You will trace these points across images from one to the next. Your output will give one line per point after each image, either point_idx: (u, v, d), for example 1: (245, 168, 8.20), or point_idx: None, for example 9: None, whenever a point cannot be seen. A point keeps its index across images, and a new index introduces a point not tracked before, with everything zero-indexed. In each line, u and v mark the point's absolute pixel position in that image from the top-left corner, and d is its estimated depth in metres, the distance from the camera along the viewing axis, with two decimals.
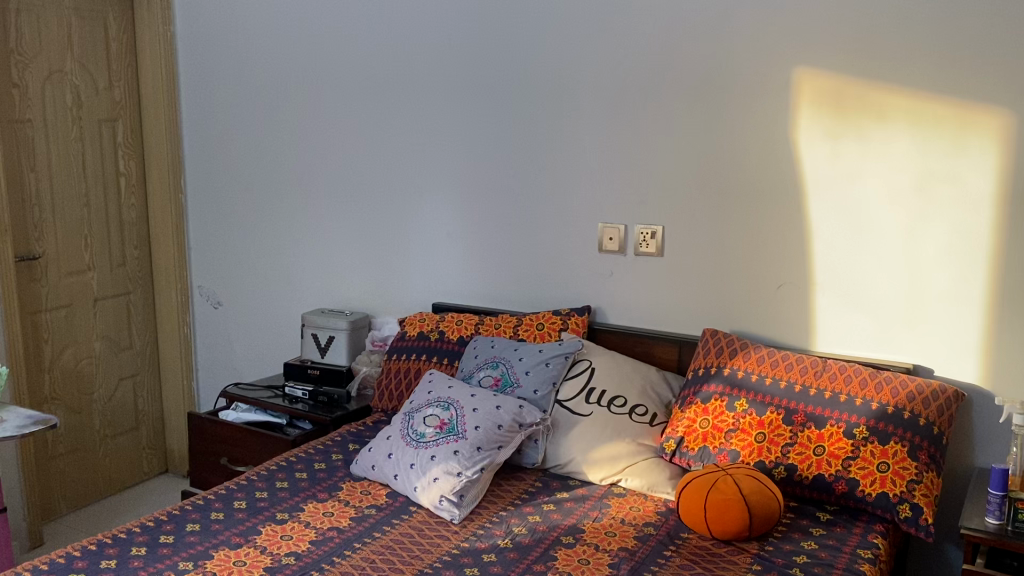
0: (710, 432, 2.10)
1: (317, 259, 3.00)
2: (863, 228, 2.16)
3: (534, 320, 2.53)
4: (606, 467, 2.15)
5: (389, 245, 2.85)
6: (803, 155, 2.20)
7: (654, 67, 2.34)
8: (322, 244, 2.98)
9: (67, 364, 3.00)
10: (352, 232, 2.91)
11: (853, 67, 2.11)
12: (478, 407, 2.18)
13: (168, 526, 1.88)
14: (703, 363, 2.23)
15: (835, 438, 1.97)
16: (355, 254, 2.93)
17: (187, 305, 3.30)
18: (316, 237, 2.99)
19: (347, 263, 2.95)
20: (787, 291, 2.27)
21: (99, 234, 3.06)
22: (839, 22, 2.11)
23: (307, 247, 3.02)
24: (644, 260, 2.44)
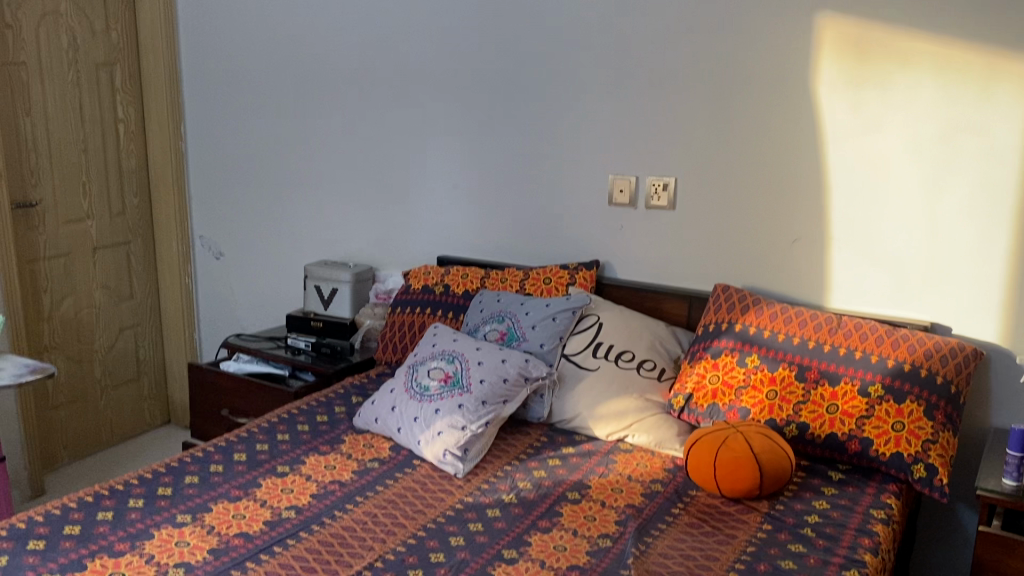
0: (720, 388, 2.05)
1: (320, 209, 2.94)
2: (884, 181, 2.09)
3: (541, 274, 2.47)
4: (613, 422, 2.10)
5: (394, 196, 2.79)
6: (823, 103, 2.12)
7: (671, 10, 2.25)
8: (324, 194, 2.92)
9: (66, 313, 2.96)
10: (356, 181, 2.84)
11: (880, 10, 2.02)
12: (483, 361, 2.13)
13: (167, 477, 1.85)
14: (714, 318, 2.18)
15: (849, 396, 1.92)
16: (358, 205, 2.86)
17: (188, 255, 3.25)
18: (319, 187, 2.92)
19: (350, 213, 2.89)
20: (802, 246, 2.21)
21: (98, 182, 3.00)
22: None
23: (309, 197, 2.95)
24: (655, 214, 2.38)
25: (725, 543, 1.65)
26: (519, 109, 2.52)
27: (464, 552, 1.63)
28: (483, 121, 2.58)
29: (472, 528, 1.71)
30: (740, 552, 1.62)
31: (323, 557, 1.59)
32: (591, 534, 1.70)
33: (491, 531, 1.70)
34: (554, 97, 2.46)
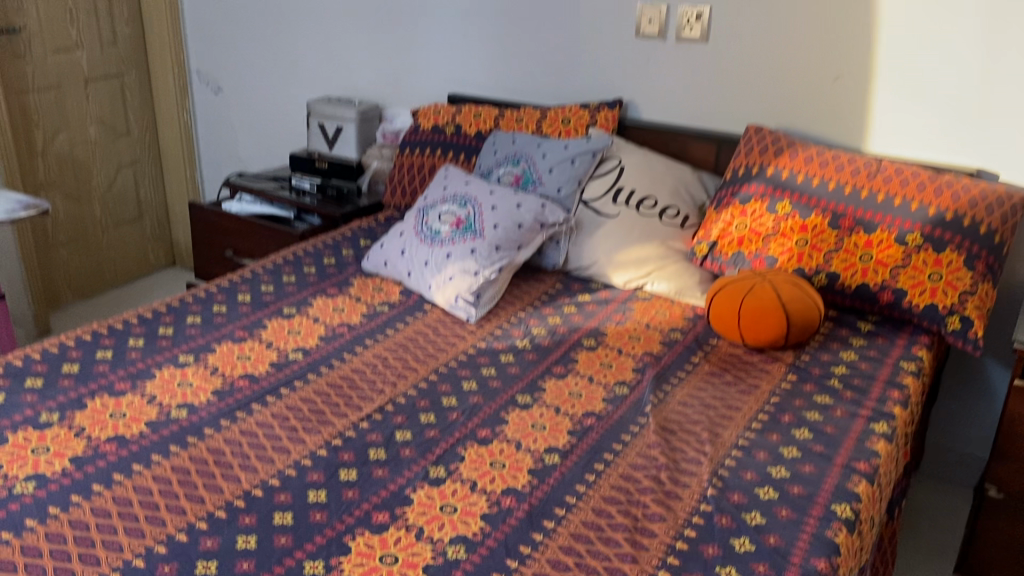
0: (747, 236, 1.95)
1: (323, 41, 2.75)
2: (940, 11, 1.90)
3: (560, 114, 2.32)
4: (633, 269, 2.01)
5: (402, 27, 2.60)
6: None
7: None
8: (328, 25, 2.73)
9: (61, 150, 2.84)
10: (362, 10, 2.64)
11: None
12: (497, 204, 2.02)
13: (168, 318, 1.78)
14: (744, 162, 2.05)
15: (884, 245, 1.82)
16: (364, 36, 2.68)
17: (186, 90, 3.08)
18: (322, 17, 2.72)
19: (355, 45, 2.70)
20: (844, 84, 2.05)
21: (86, 7, 2.81)
22: None
23: (311, 27, 2.76)
24: (686, 48, 2.20)
25: (748, 393, 1.59)
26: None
27: (477, 397, 1.57)
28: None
29: (485, 374, 1.65)
30: (763, 402, 1.55)
31: (331, 400, 1.54)
32: (608, 382, 1.63)
33: (504, 377, 1.64)
34: None
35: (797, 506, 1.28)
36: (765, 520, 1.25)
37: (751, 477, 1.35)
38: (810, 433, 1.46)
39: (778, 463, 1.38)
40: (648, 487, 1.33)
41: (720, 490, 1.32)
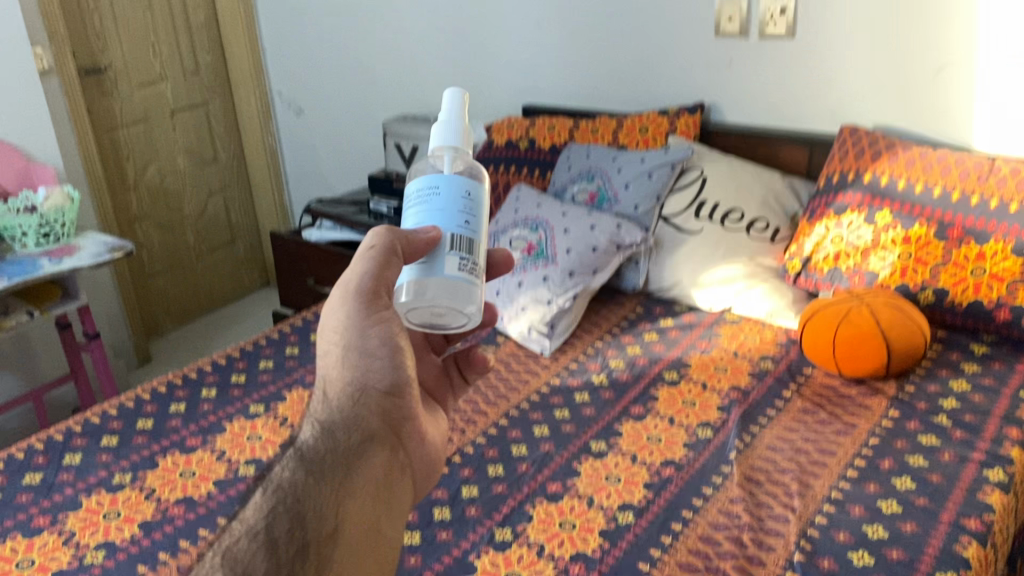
0: (845, 250, 1.75)
1: (389, 45, 2.65)
2: None
3: (636, 122, 2.15)
4: (718, 291, 1.83)
5: (473, 22, 2.45)
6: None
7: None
8: (392, 27, 2.62)
9: (183, 169, 2.93)
10: (428, 8, 2.52)
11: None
12: (570, 228, 1.85)
13: (241, 364, 1.76)
14: (838, 169, 1.83)
15: (999, 257, 1.60)
16: (434, 35, 2.54)
17: (269, 111, 3.02)
18: (387, 16, 2.61)
19: (425, 45, 2.57)
20: (948, 76, 1.78)
21: (166, 39, 2.78)
22: None
23: (378, 26, 2.64)
24: (771, 45, 1.98)
25: (845, 434, 1.44)
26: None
27: (548, 445, 1.47)
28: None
29: (558, 416, 1.55)
30: (861, 445, 1.41)
31: None
32: (691, 424, 1.51)
33: (578, 420, 1.53)
34: None
35: (908, 547, 1.19)
36: (887, 533, 1.22)
37: (844, 540, 1.22)
38: (913, 484, 1.31)
39: (876, 522, 1.24)
40: (730, 552, 1.22)
41: (809, 556, 1.19)
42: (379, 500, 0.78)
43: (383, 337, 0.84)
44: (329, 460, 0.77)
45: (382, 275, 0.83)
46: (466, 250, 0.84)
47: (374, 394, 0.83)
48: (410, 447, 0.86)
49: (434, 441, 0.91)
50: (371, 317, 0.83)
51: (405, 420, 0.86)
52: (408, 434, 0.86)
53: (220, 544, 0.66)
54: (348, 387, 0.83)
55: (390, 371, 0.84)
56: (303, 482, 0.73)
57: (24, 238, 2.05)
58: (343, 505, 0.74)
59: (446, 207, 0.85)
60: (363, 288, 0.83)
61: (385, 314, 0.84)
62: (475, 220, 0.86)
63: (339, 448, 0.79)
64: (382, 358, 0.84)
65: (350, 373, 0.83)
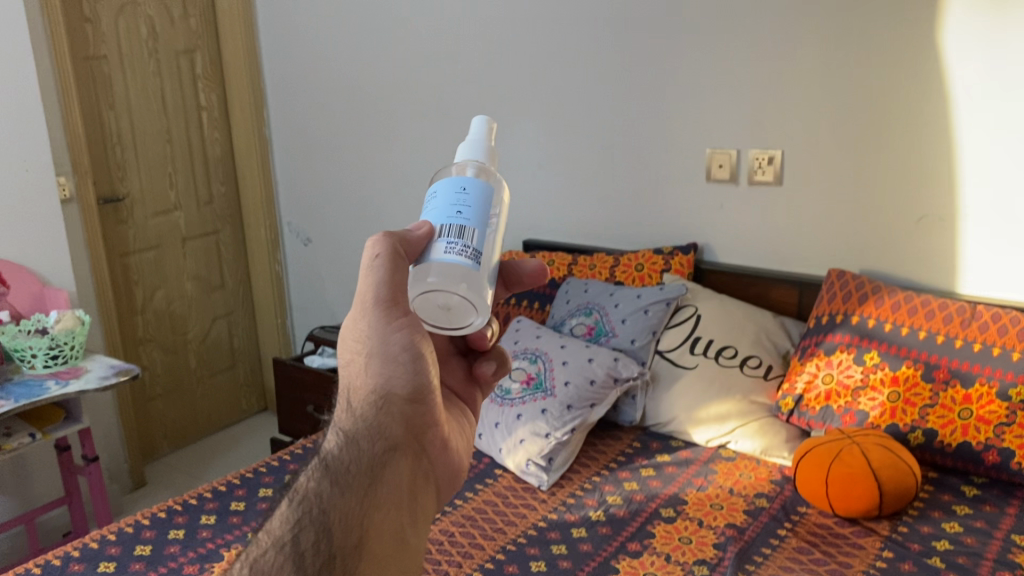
0: (836, 389, 1.80)
1: (397, 182, 2.77)
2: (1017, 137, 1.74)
3: (633, 260, 2.23)
4: (714, 426, 1.86)
5: None
6: (946, 33, 1.76)
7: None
8: (401, 165, 2.75)
9: (190, 295, 3.00)
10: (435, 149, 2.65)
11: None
12: (568, 361, 1.91)
13: (241, 491, 1.77)
14: (827, 310, 1.90)
15: (985, 400, 1.65)
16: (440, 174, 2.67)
17: (277, 241, 3.13)
18: (396, 155, 2.75)
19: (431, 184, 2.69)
20: (929, 225, 1.88)
21: (184, 171, 2.91)
22: None
23: (387, 164, 2.78)
24: (760, 191, 2.09)
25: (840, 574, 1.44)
26: (614, 60, 2.24)
27: None
28: (586, 92, 2.31)
29: (555, 550, 1.54)
30: None
31: None
32: (687, 561, 1.50)
33: (575, 555, 1.52)
34: (640, 61, 2.20)
35: None
36: None
37: None
38: None
39: None
40: None
41: None
42: (405, 510, 0.78)
43: (405, 343, 0.80)
44: (354, 477, 0.77)
45: (397, 279, 0.79)
46: (456, 236, 0.82)
47: (398, 399, 0.81)
48: (433, 450, 0.84)
49: (457, 438, 0.89)
50: (390, 326, 0.80)
51: (432, 426, 0.84)
52: (433, 437, 0.84)
53: (252, 557, 0.73)
54: (371, 395, 0.81)
55: (413, 379, 0.81)
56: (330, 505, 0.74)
57: (33, 359, 2.09)
58: (368, 523, 0.75)
59: (437, 199, 0.85)
60: (381, 296, 0.79)
61: (404, 320, 0.81)
62: (468, 210, 0.83)
63: (363, 460, 0.78)
64: (407, 365, 0.80)
65: (373, 380, 0.81)
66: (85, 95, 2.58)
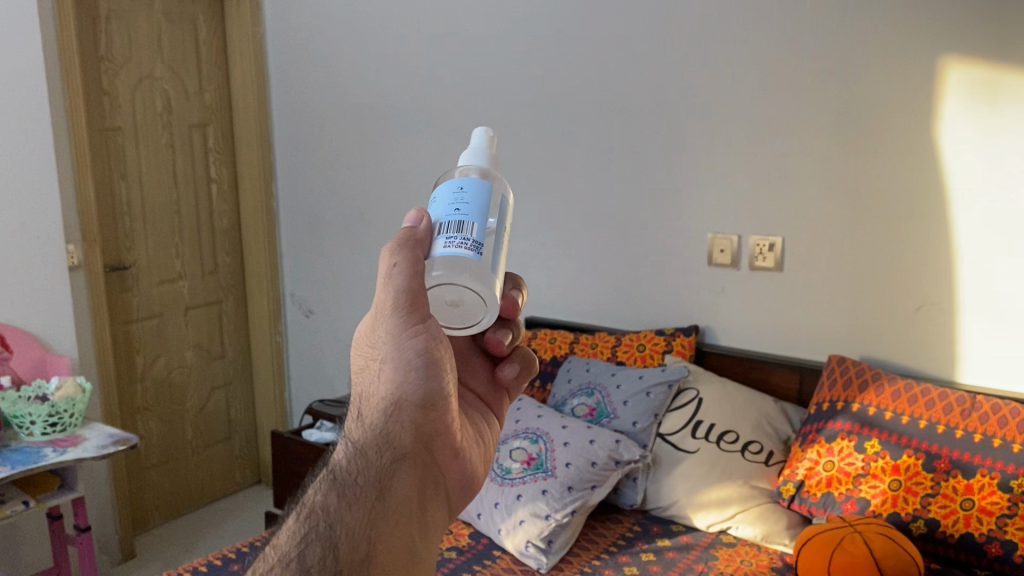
0: (836, 476, 1.80)
1: None
2: (1012, 231, 1.78)
3: (634, 341, 2.25)
4: (714, 510, 1.85)
5: None
6: (942, 129, 1.82)
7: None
8: None
9: (190, 364, 3.00)
10: None
11: (998, 22, 1.71)
12: (570, 441, 1.91)
13: (236, 566, 1.75)
14: (827, 396, 1.92)
15: (986, 491, 1.64)
16: None
17: (280, 312, 3.15)
18: (400, 231, 2.78)
19: None
20: (928, 313, 1.90)
21: (190, 241, 2.95)
22: (953, 25, 1.76)
23: (391, 239, 2.81)
24: (761, 276, 2.12)
25: None
26: (619, 145, 2.30)
27: None
28: (591, 175, 2.37)
29: None
30: None
31: None
32: None
33: None
34: (643, 147, 2.25)
35: None
36: None
37: None
38: None
39: None
40: None
41: None
42: (414, 524, 0.72)
43: (419, 348, 0.77)
44: (359, 484, 0.71)
45: (415, 285, 0.78)
46: (456, 230, 0.80)
47: (411, 405, 0.76)
48: (452, 469, 0.78)
49: (481, 463, 0.84)
50: (404, 330, 0.77)
51: (447, 434, 0.78)
52: (453, 452, 0.79)
53: None
54: (383, 401, 0.76)
55: (429, 387, 0.77)
56: (333, 513, 0.69)
57: (32, 426, 2.08)
58: (374, 534, 0.69)
59: (435, 202, 0.83)
60: (398, 301, 0.77)
61: (420, 326, 0.78)
62: (467, 205, 0.81)
63: (372, 469, 0.72)
64: (420, 372, 0.77)
65: (386, 386, 0.76)
66: (99, 165, 2.63)
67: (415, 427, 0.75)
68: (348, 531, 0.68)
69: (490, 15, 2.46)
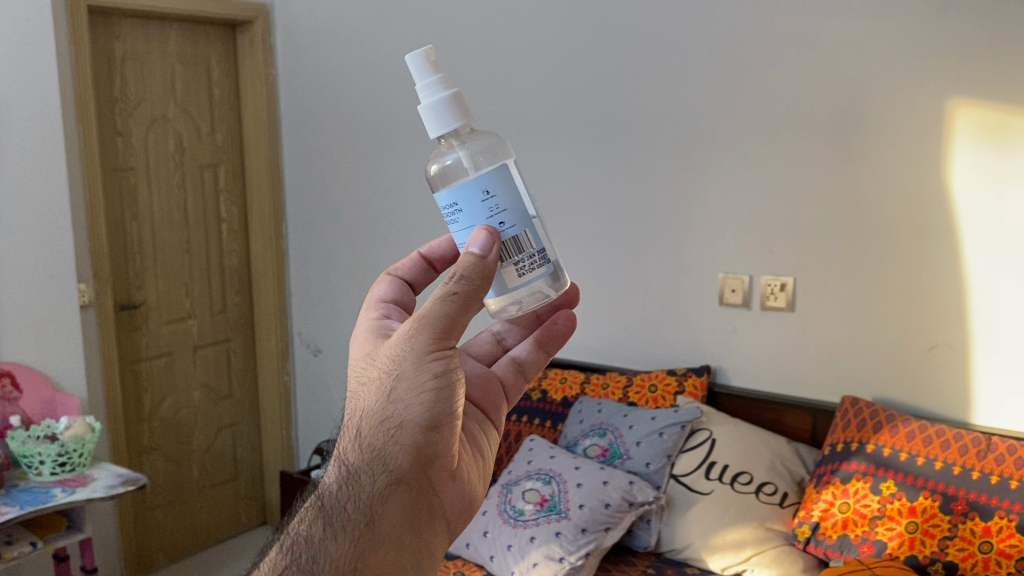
0: (852, 518, 1.78)
1: None
2: None
3: (646, 381, 2.25)
4: (730, 553, 1.84)
5: None
6: (953, 171, 1.83)
7: (774, 19, 2.02)
8: None
9: (198, 404, 3.00)
10: None
11: (1004, 67, 1.74)
12: (583, 482, 1.90)
13: None
14: (841, 437, 1.91)
15: (1005, 533, 1.62)
16: None
17: (288, 352, 3.14)
18: None
19: None
20: (941, 354, 1.90)
21: (200, 280, 2.96)
22: (961, 67, 1.79)
23: None
24: (772, 316, 2.12)
25: None
26: (630, 186, 2.31)
27: None
28: (602, 216, 2.38)
29: None
30: None
31: None
32: None
33: None
34: (653, 188, 2.27)
35: None
36: None
37: None
38: None
39: None
40: None
41: None
42: (405, 552, 0.72)
43: (434, 372, 0.75)
44: (349, 513, 0.71)
45: (459, 316, 0.76)
46: (517, 251, 0.82)
47: (412, 429, 0.74)
48: (452, 492, 0.77)
49: (480, 477, 0.83)
50: (424, 354, 0.76)
51: (445, 455, 0.77)
52: (453, 475, 0.78)
53: None
54: (384, 422, 0.74)
55: (436, 410, 0.75)
56: (319, 544, 0.70)
57: (41, 466, 2.07)
58: (359, 566, 0.69)
59: (478, 224, 0.81)
60: (433, 324, 0.76)
61: (442, 351, 0.76)
62: (512, 215, 0.81)
63: (362, 497, 0.72)
64: (430, 396, 0.75)
65: (389, 406, 0.75)
66: (111, 205, 2.65)
67: (417, 452, 0.74)
68: (333, 564, 0.69)
69: (501, 58, 2.50)
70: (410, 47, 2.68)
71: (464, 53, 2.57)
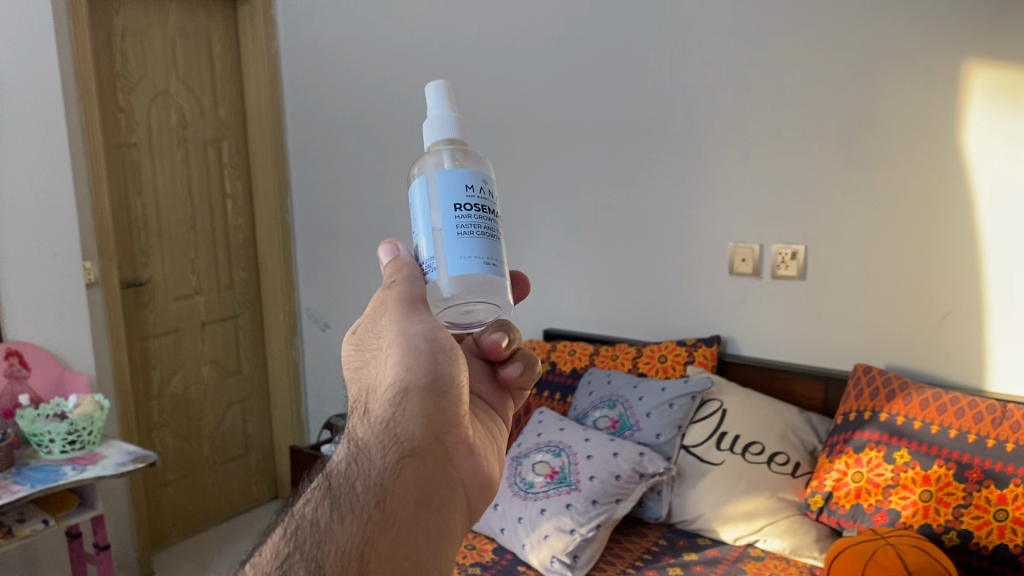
0: (865, 487, 1.77)
1: None
2: None
3: (655, 351, 2.23)
4: (742, 523, 1.82)
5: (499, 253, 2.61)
6: (968, 132, 1.79)
7: None
8: None
9: (207, 379, 3.00)
10: None
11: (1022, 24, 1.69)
12: (593, 454, 1.89)
13: None
14: (853, 406, 1.89)
15: (1020, 501, 1.59)
16: None
17: (296, 327, 3.14)
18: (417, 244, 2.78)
19: None
20: (954, 321, 1.87)
21: (206, 256, 2.94)
22: (978, 27, 1.74)
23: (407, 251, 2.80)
24: (782, 285, 2.10)
25: None
26: (637, 156, 2.28)
27: None
28: (609, 184, 2.35)
29: None
30: None
31: None
32: None
33: None
34: (660, 157, 2.24)
35: None
36: None
37: None
38: None
39: None
40: None
41: None
42: (422, 523, 0.69)
43: (427, 336, 0.78)
44: (360, 488, 0.68)
45: (420, 289, 0.83)
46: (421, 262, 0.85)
47: (417, 394, 0.74)
48: (465, 466, 0.76)
49: (494, 461, 0.82)
50: (410, 323, 0.79)
51: (455, 426, 0.76)
52: (465, 451, 0.76)
53: None
54: (390, 392, 0.74)
55: (437, 375, 0.76)
56: (329, 523, 0.66)
57: (51, 444, 2.07)
58: (373, 538, 0.66)
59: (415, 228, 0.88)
60: (405, 297, 0.82)
61: (425, 318, 0.80)
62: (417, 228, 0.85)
63: (374, 468, 0.70)
64: (428, 358, 0.76)
65: (393, 374, 0.75)
66: (115, 182, 2.63)
67: (426, 418, 0.73)
68: (344, 542, 0.65)
69: (505, 25, 2.46)
70: (413, 15, 2.64)
71: (468, 23, 2.53)
